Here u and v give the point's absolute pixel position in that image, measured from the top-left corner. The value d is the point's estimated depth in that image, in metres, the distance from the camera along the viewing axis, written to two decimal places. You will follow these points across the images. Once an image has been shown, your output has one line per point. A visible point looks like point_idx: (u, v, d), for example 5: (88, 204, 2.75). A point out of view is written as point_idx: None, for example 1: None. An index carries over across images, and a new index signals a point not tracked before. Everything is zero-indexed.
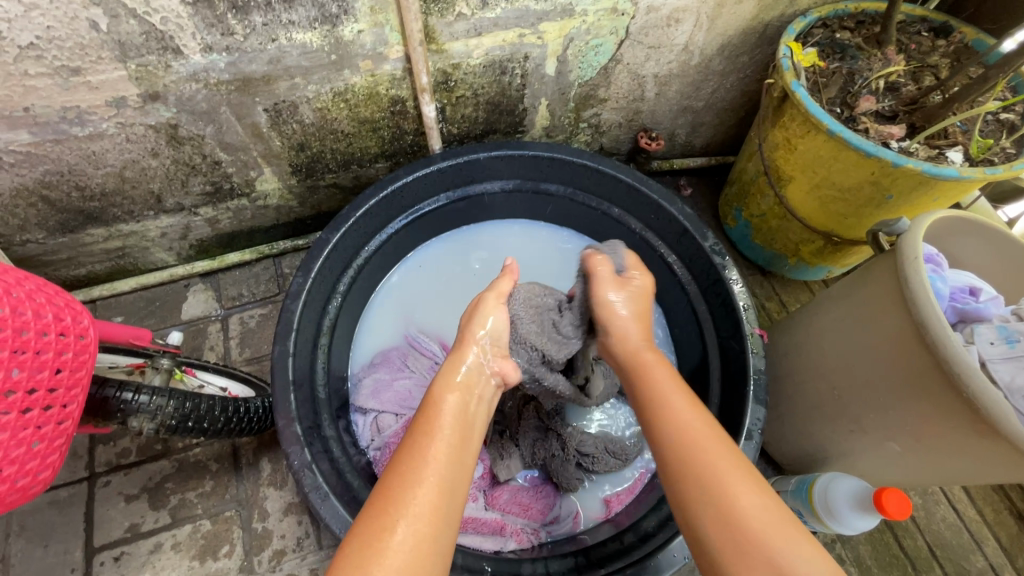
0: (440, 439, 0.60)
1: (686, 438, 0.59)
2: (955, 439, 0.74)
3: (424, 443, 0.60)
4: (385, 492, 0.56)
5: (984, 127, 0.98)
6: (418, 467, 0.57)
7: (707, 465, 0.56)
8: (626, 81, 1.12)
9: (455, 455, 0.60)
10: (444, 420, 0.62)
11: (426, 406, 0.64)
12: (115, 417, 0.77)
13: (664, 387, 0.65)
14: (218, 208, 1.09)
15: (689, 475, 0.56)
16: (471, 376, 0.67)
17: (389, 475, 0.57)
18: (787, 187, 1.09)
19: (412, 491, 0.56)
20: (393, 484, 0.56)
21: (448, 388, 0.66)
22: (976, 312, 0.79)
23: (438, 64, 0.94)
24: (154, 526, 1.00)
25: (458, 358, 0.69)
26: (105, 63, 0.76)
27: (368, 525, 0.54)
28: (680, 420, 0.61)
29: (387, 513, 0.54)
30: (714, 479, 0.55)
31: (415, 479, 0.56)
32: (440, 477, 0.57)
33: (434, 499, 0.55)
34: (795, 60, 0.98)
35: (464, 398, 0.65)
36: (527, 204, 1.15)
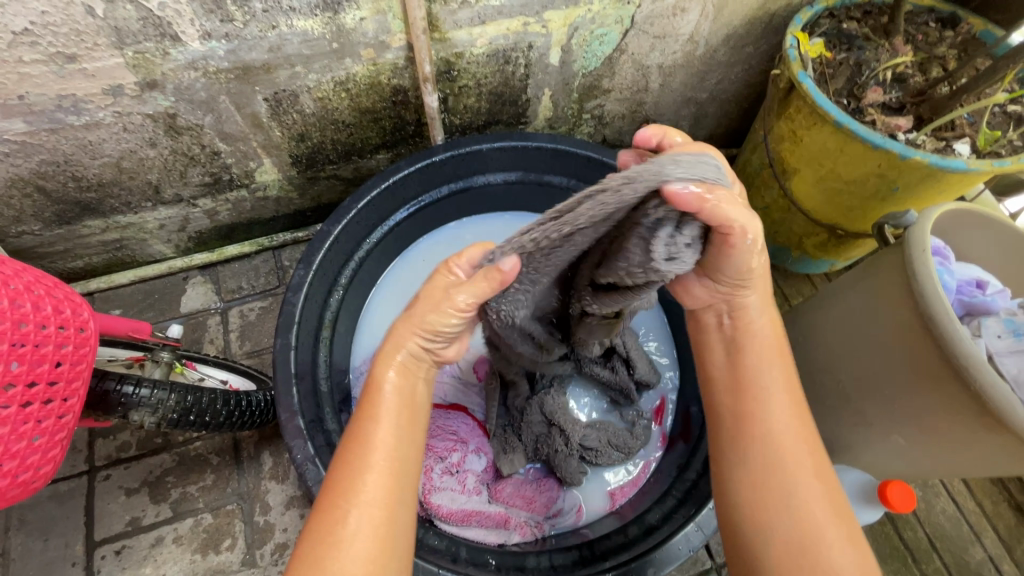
0: (381, 423, 0.58)
1: (773, 443, 0.62)
2: (959, 431, 0.74)
3: (369, 426, 0.58)
4: (336, 480, 0.56)
5: (992, 119, 0.97)
6: (362, 455, 0.56)
7: (787, 470, 0.61)
8: (631, 72, 1.11)
9: (400, 437, 0.58)
10: (385, 404, 0.60)
11: (369, 387, 0.61)
12: (115, 412, 0.76)
13: (766, 386, 0.65)
14: (217, 199, 1.07)
15: (771, 477, 0.61)
16: (411, 356, 0.62)
17: (338, 463, 0.57)
18: (791, 179, 1.09)
19: (362, 478, 0.55)
20: (343, 474, 0.56)
21: (392, 366, 0.62)
22: (983, 305, 0.78)
23: (441, 53, 0.93)
24: (155, 519, 1.00)
25: (399, 339, 0.62)
26: (102, 50, 0.74)
27: (322, 518, 0.54)
28: (781, 426, 0.63)
29: (336, 505, 0.54)
30: (786, 484, 0.60)
31: (364, 465, 0.56)
32: (388, 466, 0.56)
33: (384, 489, 0.55)
34: (802, 51, 0.97)
35: (405, 375, 0.61)
36: (530, 196, 1.14)
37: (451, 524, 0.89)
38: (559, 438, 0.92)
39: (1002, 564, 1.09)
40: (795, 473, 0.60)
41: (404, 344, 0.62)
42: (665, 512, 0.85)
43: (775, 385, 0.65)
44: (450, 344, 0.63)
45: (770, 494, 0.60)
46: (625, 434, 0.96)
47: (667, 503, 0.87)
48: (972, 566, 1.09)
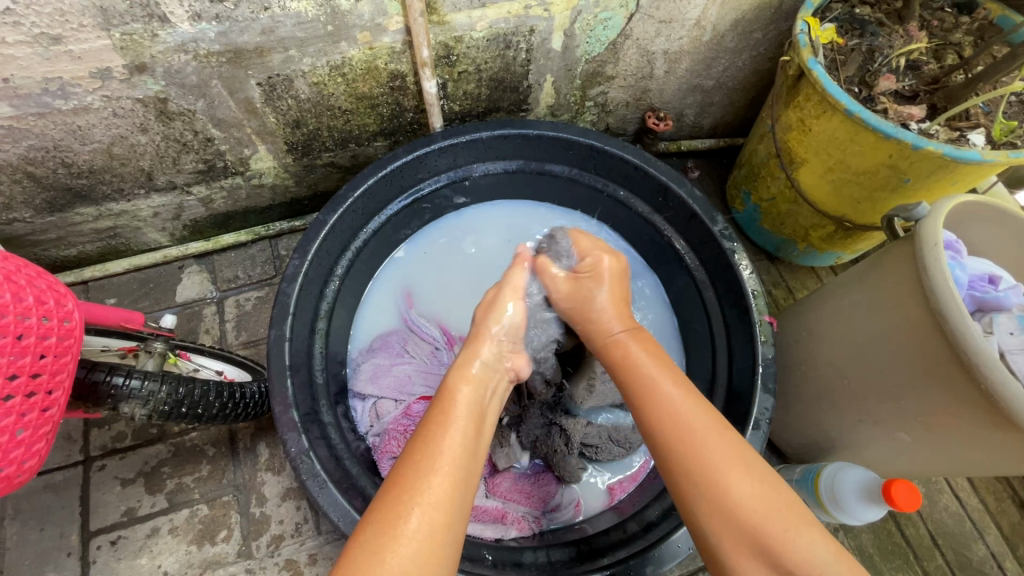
0: (457, 425, 0.59)
1: (672, 423, 0.59)
2: (971, 430, 0.72)
3: (437, 430, 0.58)
4: (403, 474, 0.54)
5: (1007, 109, 0.94)
6: (436, 454, 0.55)
7: (698, 451, 0.57)
8: (635, 58, 1.07)
9: (474, 440, 0.59)
10: (458, 410, 0.60)
11: (442, 396, 0.63)
12: (105, 404, 0.75)
13: (653, 372, 0.64)
14: (211, 187, 1.05)
15: (681, 458, 0.57)
16: (485, 373, 0.65)
17: (408, 451, 0.56)
18: (799, 170, 1.06)
19: (427, 477, 0.54)
20: (410, 472, 0.54)
21: (468, 378, 0.64)
22: (995, 301, 0.75)
23: (439, 37, 0.90)
24: (151, 510, 0.99)
25: (471, 353, 0.67)
26: (88, 31, 0.72)
27: (380, 512, 0.52)
28: (669, 407, 0.61)
29: (399, 500, 0.52)
30: (710, 468, 0.56)
31: (430, 466, 0.54)
32: (454, 467, 0.55)
33: (448, 490, 0.53)
34: (812, 36, 0.93)
35: (478, 390, 0.64)
36: (530, 185, 1.12)
37: None
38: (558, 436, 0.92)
39: (1005, 562, 1.08)
40: (703, 454, 0.57)
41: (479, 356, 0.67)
42: (665, 507, 0.83)
43: (652, 369, 0.64)
44: (506, 347, 0.70)
45: (686, 480, 0.56)
46: (625, 430, 0.95)
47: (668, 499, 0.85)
48: (973, 564, 1.08)
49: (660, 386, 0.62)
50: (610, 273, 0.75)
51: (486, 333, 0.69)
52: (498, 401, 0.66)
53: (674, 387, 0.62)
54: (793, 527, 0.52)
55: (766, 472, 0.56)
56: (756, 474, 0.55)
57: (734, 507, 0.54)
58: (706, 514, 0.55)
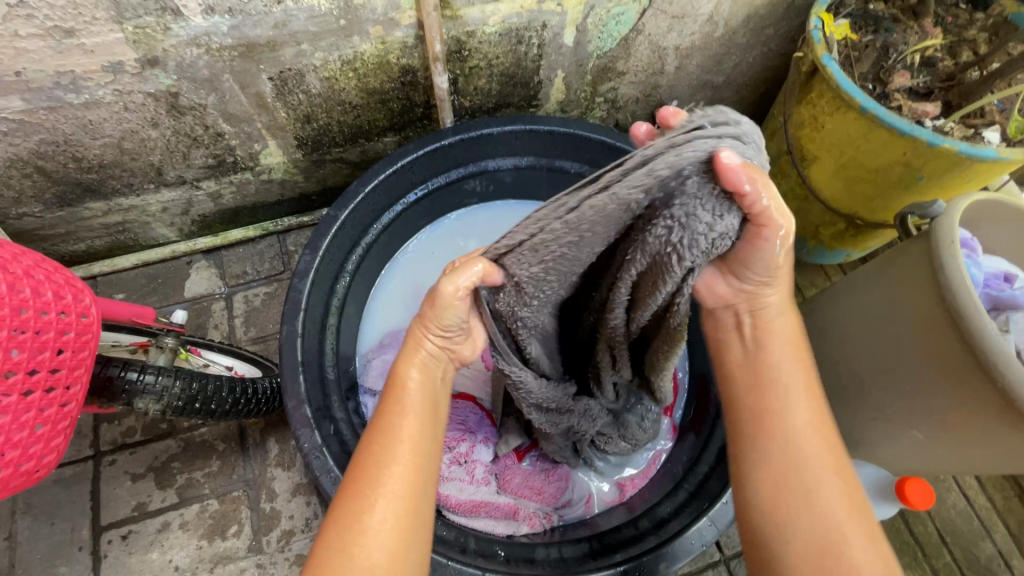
0: (406, 417, 0.58)
1: (794, 443, 0.58)
2: (981, 427, 0.72)
3: (393, 418, 0.58)
4: (363, 467, 0.55)
5: (1022, 106, 0.94)
6: (393, 446, 0.56)
7: (810, 470, 0.57)
8: (646, 54, 1.07)
9: (433, 428, 0.59)
10: (411, 396, 0.60)
11: (392, 386, 0.61)
12: (120, 399, 0.75)
13: (796, 394, 0.60)
14: (221, 182, 1.05)
15: (793, 475, 0.57)
16: (434, 359, 0.62)
17: (366, 445, 0.57)
18: (810, 167, 1.05)
19: (386, 468, 0.55)
20: (369, 461, 0.56)
21: (414, 362, 0.61)
22: (1010, 300, 0.75)
23: (451, 32, 0.90)
24: (161, 505, 0.99)
25: (410, 341, 0.62)
26: (101, 24, 0.71)
27: (344, 506, 0.54)
28: (804, 429, 0.59)
29: (363, 494, 0.54)
30: (813, 491, 0.56)
31: (389, 457, 0.56)
32: (414, 454, 0.56)
33: (407, 476, 0.55)
34: (826, 32, 0.93)
35: (428, 372, 0.61)
36: (540, 181, 1.11)
37: (460, 513, 0.89)
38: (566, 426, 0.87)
39: (1013, 559, 1.09)
40: (812, 472, 0.57)
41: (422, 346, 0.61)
42: (677, 505, 0.84)
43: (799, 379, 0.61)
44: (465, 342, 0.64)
45: (785, 508, 0.56)
46: None
47: (680, 495, 0.85)
48: (981, 562, 1.08)
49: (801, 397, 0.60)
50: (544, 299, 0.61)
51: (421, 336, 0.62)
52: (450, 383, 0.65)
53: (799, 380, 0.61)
54: (848, 531, 0.54)
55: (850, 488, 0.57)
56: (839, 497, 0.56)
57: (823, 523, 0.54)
58: (796, 531, 0.55)
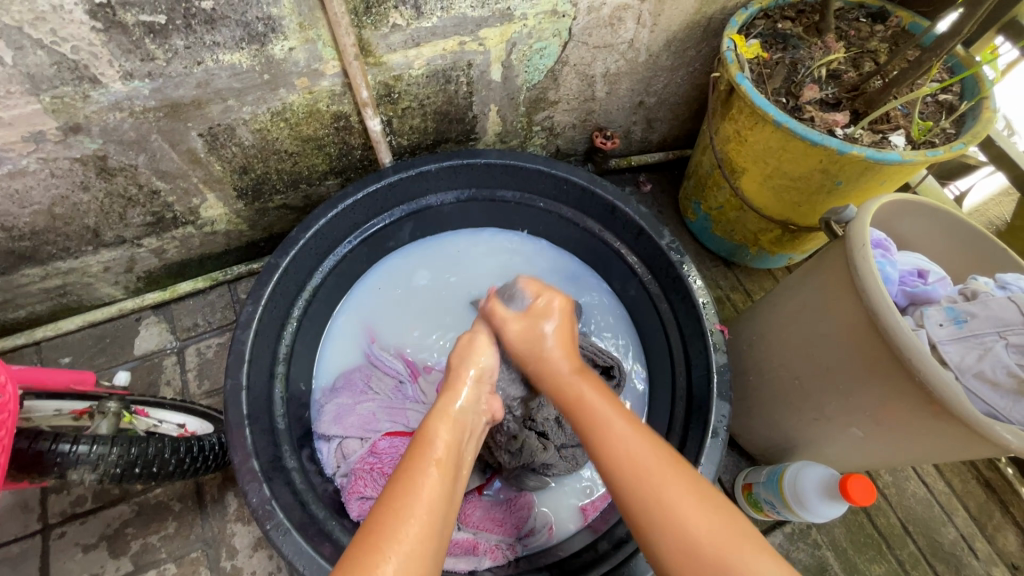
0: (434, 473, 0.59)
1: (628, 463, 0.60)
2: (914, 420, 0.74)
3: (415, 477, 0.58)
4: (380, 522, 0.54)
5: (924, 110, 1.00)
6: (414, 501, 0.56)
7: (651, 481, 0.58)
8: (576, 82, 1.11)
9: (449, 487, 0.59)
10: (435, 452, 0.62)
11: (419, 440, 0.63)
12: (52, 472, 0.73)
13: (603, 412, 0.65)
14: (163, 238, 1.04)
15: (637, 491, 0.58)
16: (465, 415, 0.68)
17: (382, 504, 0.56)
18: (741, 178, 1.10)
19: (401, 526, 0.54)
20: (387, 517, 0.54)
21: (444, 423, 0.66)
22: (924, 295, 0.79)
23: (378, 77, 0.92)
24: (115, 574, 0.96)
25: (449, 398, 0.70)
26: (16, 97, 0.72)
27: (355, 558, 0.52)
28: (625, 448, 0.61)
29: (379, 546, 0.52)
30: (663, 504, 0.56)
31: (407, 513, 0.55)
32: (431, 513, 0.56)
33: (425, 535, 0.54)
34: (738, 53, 0.98)
35: (457, 432, 0.65)
36: (484, 212, 1.14)
37: None
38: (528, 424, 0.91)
39: (975, 542, 1.11)
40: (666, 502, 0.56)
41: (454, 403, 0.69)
42: None
43: (600, 413, 0.65)
44: (483, 390, 0.74)
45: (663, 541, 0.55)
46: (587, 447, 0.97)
47: None
48: (944, 548, 1.10)
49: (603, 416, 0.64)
50: (559, 311, 0.80)
51: (463, 380, 0.73)
52: (476, 441, 0.69)
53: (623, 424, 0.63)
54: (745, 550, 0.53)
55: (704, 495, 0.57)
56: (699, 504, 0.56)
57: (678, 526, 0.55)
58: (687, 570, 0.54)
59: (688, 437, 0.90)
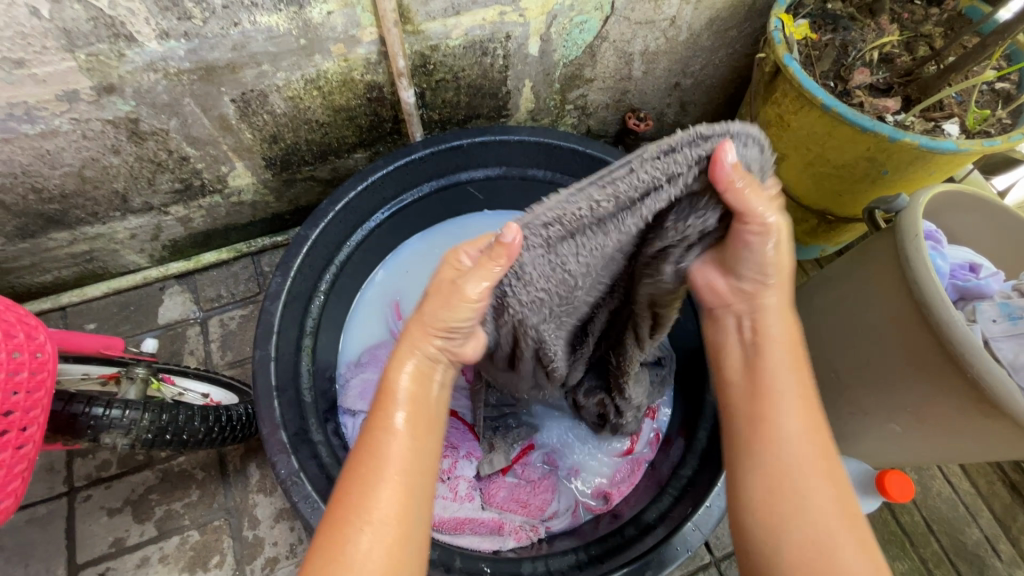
0: (400, 434, 0.56)
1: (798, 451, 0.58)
2: (957, 417, 0.73)
3: (379, 443, 0.56)
4: (347, 491, 0.54)
5: (980, 98, 0.96)
6: (381, 465, 0.54)
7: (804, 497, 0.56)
8: (613, 60, 1.07)
9: (419, 443, 0.57)
10: (399, 412, 0.58)
11: (381, 395, 0.59)
12: (85, 435, 0.73)
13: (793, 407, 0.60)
14: (190, 206, 1.03)
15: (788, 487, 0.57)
16: (428, 364, 0.61)
17: (349, 470, 0.55)
18: (779, 166, 1.06)
19: (371, 494, 0.53)
20: (353, 488, 0.54)
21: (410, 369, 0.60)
22: (977, 289, 0.77)
23: (414, 46, 0.89)
24: (139, 539, 0.97)
25: (410, 344, 0.60)
26: (51, 53, 0.70)
27: (326, 534, 0.52)
28: (794, 436, 0.59)
29: (349, 521, 0.52)
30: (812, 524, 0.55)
31: (372, 482, 0.54)
32: (405, 478, 0.55)
33: (393, 498, 0.53)
34: (786, 33, 0.94)
35: (420, 382, 0.60)
36: (513, 191, 1.11)
37: (445, 533, 0.88)
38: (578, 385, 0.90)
39: (999, 544, 1.10)
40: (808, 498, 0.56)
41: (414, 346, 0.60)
42: (662, 511, 0.84)
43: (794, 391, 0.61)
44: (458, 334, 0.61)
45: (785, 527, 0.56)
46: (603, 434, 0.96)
47: (664, 501, 0.85)
48: (968, 548, 1.09)
49: (782, 406, 0.61)
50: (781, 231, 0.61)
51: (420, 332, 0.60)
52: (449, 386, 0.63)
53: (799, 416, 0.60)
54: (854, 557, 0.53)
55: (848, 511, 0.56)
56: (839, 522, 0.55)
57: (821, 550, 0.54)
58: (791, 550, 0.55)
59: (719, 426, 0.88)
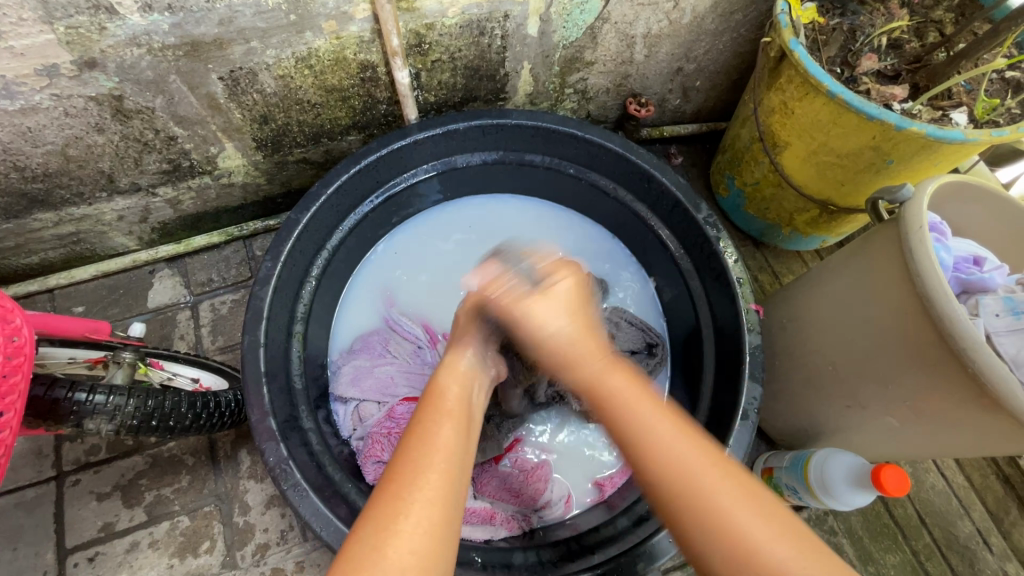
0: (448, 425, 0.55)
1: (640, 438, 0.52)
2: (956, 412, 0.72)
3: (431, 428, 0.54)
4: (403, 466, 0.50)
5: (989, 87, 0.94)
6: (432, 450, 0.51)
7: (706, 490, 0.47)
8: (615, 42, 1.05)
9: (466, 440, 0.55)
10: (446, 406, 0.57)
11: (429, 397, 0.59)
12: (68, 420, 0.72)
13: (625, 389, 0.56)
14: (179, 187, 1.01)
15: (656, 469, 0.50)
16: (472, 371, 0.65)
17: (399, 450, 0.52)
18: (782, 153, 1.04)
19: (425, 473, 0.49)
20: (407, 464, 0.50)
21: (451, 377, 0.63)
22: (980, 283, 0.75)
23: (409, 25, 0.86)
24: (129, 524, 0.96)
25: (458, 353, 0.67)
26: (28, 25, 0.67)
27: (375, 509, 0.47)
28: (649, 425, 0.52)
29: (399, 498, 0.47)
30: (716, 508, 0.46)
31: (426, 462, 0.50)
32: (450, 461, 0.51)
33: (445, 480, 0.50)
34: (793, 16, 0.91)
35: (468, 388, 0.62)
36: (509, 176, 1.09)
37: None
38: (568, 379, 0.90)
39: (991, 537, 1.10)
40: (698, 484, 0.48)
41: (463, 357, 0.66)
42: None
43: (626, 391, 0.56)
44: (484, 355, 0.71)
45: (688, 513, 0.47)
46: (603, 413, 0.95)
47: None
48: (960, 541, 1.09)
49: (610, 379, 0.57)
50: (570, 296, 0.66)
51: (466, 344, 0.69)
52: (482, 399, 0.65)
53: (652, 411, 0.53)
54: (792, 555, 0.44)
55: (775, 504, 0.48)
56: (736, 496, 0.47)
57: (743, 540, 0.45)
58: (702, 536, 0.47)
59: (715, 418, 0.88)
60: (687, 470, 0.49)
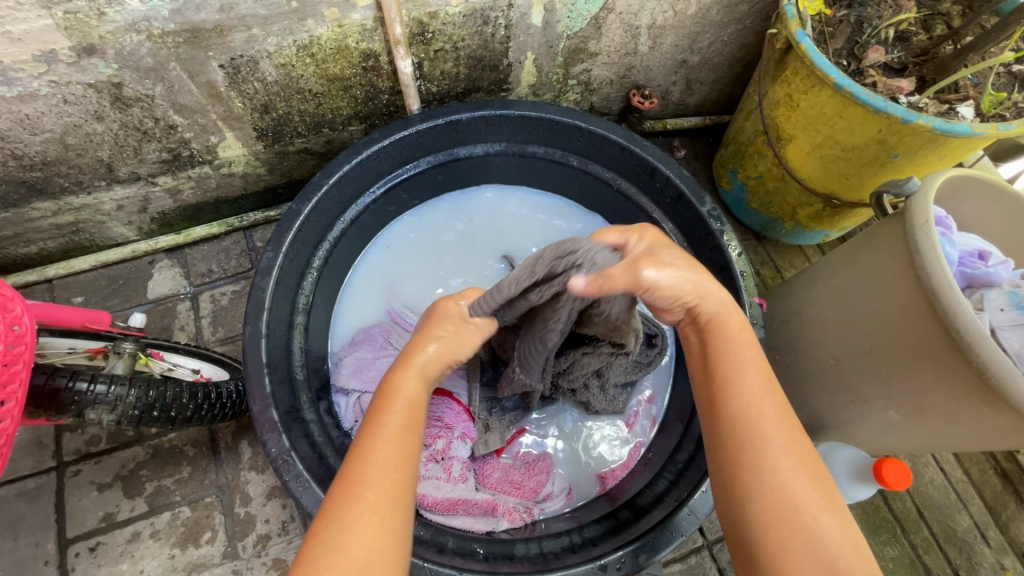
0: (393, 434, 0.57)
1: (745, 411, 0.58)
2: (957, 407, 0.72)
3: (374, 438, 0.56)
4: (346, 482, 0.54)
5: (996, 80, 0.93)
6: (373, 463, 0.55)
7: (769, 448, 0.55)
8: (619, 33, 1.04)
9: (412, 446, 0.58)
10: (397, 409, 0.59)
11: (381, 397, 0.61)
12: (69, 411, 0.72)
13: (722, 359, 0.61)
14: (178, 177, 1.00)
15: (740, 430, 0.57)
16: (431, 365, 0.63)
17: (346, 465, 0.55)
18: (787, 147, 1.03)
19: (365, 488, 0.53)
20: (351, 479, 0.54)
21: (411, 377, 0.62)
22: (985, 277, 0.75)
23: (412, 13, 0.85)
24: (130, 514, 0.96)
25: (417, 345, 0.64)
26: (26, 9, 0.66)
27: (322, 527, 0.52)
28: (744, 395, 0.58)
29: (344, 515, 0.52)
30: (774, 460, 0.55)
31: (364, 479, 0.54)
32: (393, 471, 0.55)
33: (387, 493, 0.53)
34: (800, 7, 0.90)
35: (421, 384, 0.62)
36: (511, 167, 1.08)
37: (437, 513, 0.87)
38: (572, 366, 0.87)
39: (988, 531, 1.11)
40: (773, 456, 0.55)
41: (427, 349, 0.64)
42: (657, 494, 0.84)
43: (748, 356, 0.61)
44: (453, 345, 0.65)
45: (748, 481, 0.55)
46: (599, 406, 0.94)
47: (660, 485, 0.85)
48: (957, 534, 1.10)
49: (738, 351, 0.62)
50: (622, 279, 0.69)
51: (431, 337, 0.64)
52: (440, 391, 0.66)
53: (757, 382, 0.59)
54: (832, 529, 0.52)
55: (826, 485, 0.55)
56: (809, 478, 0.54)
57: (784, 488, 0.53)
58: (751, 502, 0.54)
59: None
60: (768, 441, 0.56)
